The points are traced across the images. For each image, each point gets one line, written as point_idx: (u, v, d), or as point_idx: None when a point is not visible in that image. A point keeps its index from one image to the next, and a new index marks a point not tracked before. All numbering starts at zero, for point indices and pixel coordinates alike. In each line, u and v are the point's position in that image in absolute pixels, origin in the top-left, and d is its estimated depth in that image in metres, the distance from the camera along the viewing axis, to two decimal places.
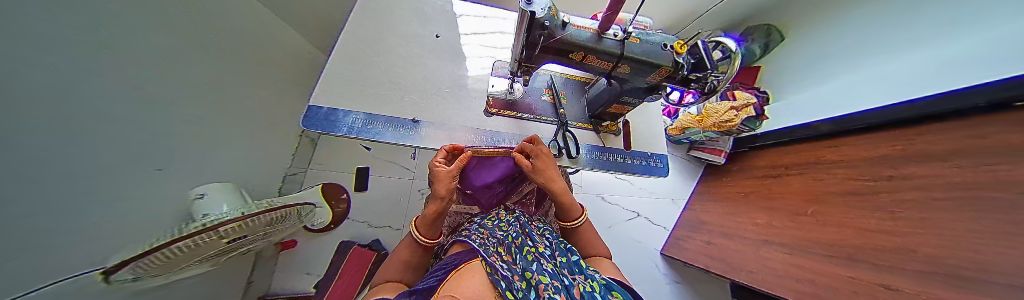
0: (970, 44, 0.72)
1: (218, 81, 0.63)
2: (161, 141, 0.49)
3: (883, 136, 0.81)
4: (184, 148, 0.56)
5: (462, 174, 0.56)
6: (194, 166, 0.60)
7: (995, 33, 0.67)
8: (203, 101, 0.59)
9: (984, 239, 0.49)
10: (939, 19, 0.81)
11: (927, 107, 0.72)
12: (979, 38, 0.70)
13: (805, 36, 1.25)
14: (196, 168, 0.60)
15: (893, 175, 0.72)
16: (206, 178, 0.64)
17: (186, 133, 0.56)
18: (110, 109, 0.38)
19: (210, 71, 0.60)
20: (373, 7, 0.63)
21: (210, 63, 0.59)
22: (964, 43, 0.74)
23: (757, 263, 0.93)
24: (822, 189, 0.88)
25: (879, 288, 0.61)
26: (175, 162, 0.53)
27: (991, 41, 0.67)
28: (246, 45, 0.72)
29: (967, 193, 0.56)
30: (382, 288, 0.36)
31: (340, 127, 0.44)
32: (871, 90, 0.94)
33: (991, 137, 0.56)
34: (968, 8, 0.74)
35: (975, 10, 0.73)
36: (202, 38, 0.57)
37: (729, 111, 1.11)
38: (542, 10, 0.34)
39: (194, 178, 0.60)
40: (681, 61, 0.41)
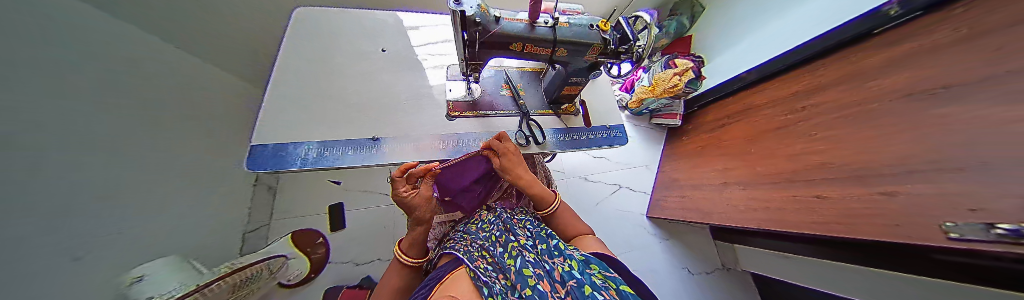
0: None
1: (136, 141, 0.54)
2: (89, 216, 0.43)
3: (796, 74, 0.96)
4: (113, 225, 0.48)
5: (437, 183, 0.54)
6: (127, 243, 0.51)
7: None
8: (123, 167, 0.51)
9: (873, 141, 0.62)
10: None
11: (831, 41, 0.85)
12: None
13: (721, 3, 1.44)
14: (133, 241, 0.52)
15: (804, 106, 0.86)
16: (144, 254, 0.54)
17: (109, 207, 0.47)
18: (40, 187, 0.34)
19: (134, 128, 0.53)
20: (310, 29, 0.59)
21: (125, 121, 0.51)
22: None
23: (724, 204, 1.05)
24: (756, 129, 1.03)
25: (814, 199, 0.74)
26: (104, 245, 0.45)
27: None
28: (169, 95, 0.63)
29: (856, 108, 0.70)
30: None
31: (294, 161, 0.42)
32: (783, 37, 1.10)
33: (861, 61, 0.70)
34: None
35: None
36: (122, 95, 0.51)
37: (674, 77, 1.23)
38: (471, 7, 0.35)
39: (130, 257, 0.51)
40: (608, 37, 0.45)
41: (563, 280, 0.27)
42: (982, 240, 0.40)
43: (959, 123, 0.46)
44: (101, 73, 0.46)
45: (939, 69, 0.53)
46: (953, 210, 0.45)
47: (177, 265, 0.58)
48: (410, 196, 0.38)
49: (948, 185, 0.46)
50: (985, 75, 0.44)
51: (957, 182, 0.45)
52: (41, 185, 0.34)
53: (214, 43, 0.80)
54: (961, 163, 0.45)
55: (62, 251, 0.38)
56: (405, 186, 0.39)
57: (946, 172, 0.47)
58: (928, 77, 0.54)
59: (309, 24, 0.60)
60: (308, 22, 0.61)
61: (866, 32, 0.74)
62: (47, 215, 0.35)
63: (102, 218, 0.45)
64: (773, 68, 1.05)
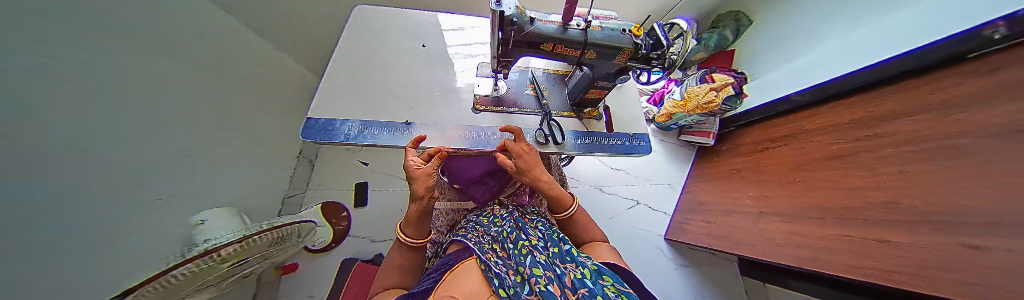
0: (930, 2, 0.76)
1: (206, 106, 0.63)
2: (158, 168, 0.51)
3: (858, 98, 0.85)
4: (180, 174, 0.57)
5: (452, 172, 0.60)
6: (193, 192, 0.60)
7: None
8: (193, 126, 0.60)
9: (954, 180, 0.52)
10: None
11: (898, 65, 0.75)
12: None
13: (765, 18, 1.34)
14: (198, 193, 0.62)
15: (869, 135, 0.75)
16: (205, 204, 0.64)
17: (178, 157, 0.56)
18: (112, 136, 0.40)
19: (202, 98, 0.62)
20: (363, 25, 0.68)
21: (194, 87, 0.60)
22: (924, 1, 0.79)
23: (759, 236, 0.94)
24: (804, 156, 0.93)
25: (872, 242, 0.64)
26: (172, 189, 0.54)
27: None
28: (233, 70, 0.73)
29: (938, 141, 0.59)
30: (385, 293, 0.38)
31: (338, 135, 0.47)
32: (841, 56, 0.98)
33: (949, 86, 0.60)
34: None
35: None
36: (192, 68, 0.60)
37: (710, 92, 1.14)
38: (510, 8, 0.38)
39: (195, 205, 0.61)
40: (639, 42, 0.45)
41: (575, 286, 0.27)
42: None
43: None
44: (165, 38, 0.53)
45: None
46: None
47: (229, 216, 0.68)
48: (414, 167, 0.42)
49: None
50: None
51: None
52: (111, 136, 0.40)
53: (279, 31, 0.93)
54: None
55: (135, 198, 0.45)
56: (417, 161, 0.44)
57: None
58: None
59: (363, 21, 0.69)
60: (362, 19, 0.69)
61: (939, 59, 0.66)
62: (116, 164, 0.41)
63: (168, 171, 0.53)
64: (829, 90, 0.94)
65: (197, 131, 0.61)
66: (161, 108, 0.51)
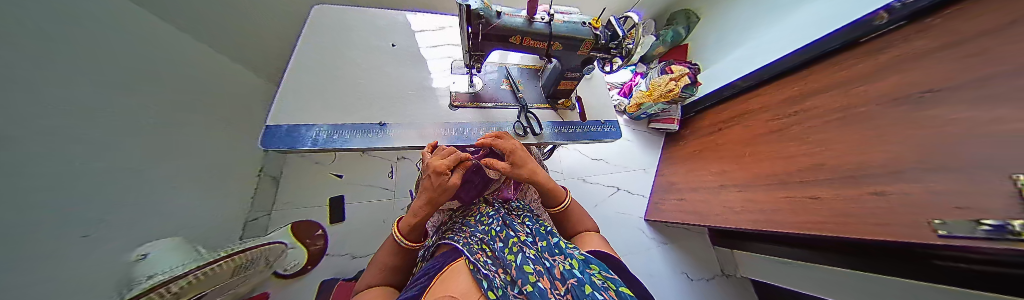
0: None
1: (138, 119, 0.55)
2: (81, 195, 0.43)
3: (789, 81, 0.98)
4: (115, 200, 0.49)
5: None
6: (132, 221, 0.52)
7: None
8: (124, 141, 0.52)
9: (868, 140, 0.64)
10: None
11: (817, 48, 0.88)
12: None
13: (704, 23, 1.55)
14: (137, 222, 0.53)
15: (796, 111, 0.89)
16: (149, 234, 0.55)
17: (110, 181, 0.48)
18: (39, 153, 0.35)
19: (136, 111, 0.54)
20: (323, 26, 0.64)
21: (121, 95, 0.51)
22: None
23: (721, 206, 1.05)
24: (750, 133, 1.06)
25: (808, 200, 0.75)
26: (107, 218, 0.46)
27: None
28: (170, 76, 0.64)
29: (847, 111, 0.72)
30: (371, 293, 0.39)
31: (305, 141, 0.44)
32: (770, 47, 1.14)
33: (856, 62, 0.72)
34: None
35: None
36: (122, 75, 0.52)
37: (670, 82, 1.26)
38: (476, 3, 0.40)
39: (135, 236, 0.53)
40: (598, 33, 0.49)
41: (564, 278, 0.29)
42: (971, 238, 0.41)
43: (954, 123, 0.48)
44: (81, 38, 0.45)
45: (936, 73, 0.54)
46: (941, 208, 0.47)
47: (176, 247, 0.60)
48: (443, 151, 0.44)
49: (938, 184, 0.48)
50: (991, 75, 0.44)
51: (953, 181, 0.46)
52: (36, 156, 0.34)
53: (214, 29, 0.82)
54: (959, 163, 0.45)
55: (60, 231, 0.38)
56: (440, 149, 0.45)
57: (940, 171, 0.48)
58: (927, 79, 0.55)
59: (324, 22, 0.65)
60: (323, 19, 0.65)
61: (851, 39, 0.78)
62: (39, 189, 0.35)
63: (100, 197, 0.46)
64: (765, 75, 1.08)
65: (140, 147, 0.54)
66: (88, 122, 0.44)
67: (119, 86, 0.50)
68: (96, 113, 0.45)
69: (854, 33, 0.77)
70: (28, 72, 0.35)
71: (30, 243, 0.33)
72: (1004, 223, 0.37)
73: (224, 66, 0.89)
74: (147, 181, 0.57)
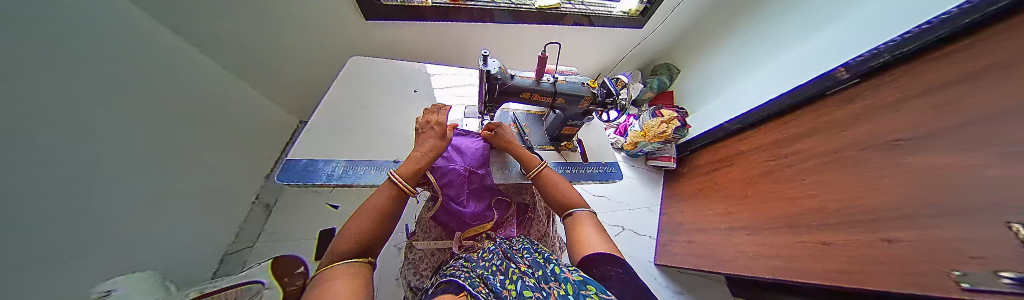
0: (809, 53, 1.03)
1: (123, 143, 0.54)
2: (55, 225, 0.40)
3: (772, 125, 1.05)
4: (80, 230, 0.45)
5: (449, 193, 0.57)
6: (103, 254, 0.48)
7: (828, 44, 0.97)
8: (105, 167, 0.49)
9: (868, 187, 0.66)
10: (771, 45, 1.20)
11: (797, 96, 0.96)
12: (815, 50, 1.01)
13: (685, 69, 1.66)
14: (103, 259, 0.48)
15: (790, 153, 0.93)
16: (118, 269, 0.51)
17: (82, 210, 0.45)
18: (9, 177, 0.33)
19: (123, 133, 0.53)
20: (353, 73, 0.73)
21: (112, 118, 0.51)
22: (803, 54, 1.05)
23: (734, 251, 1.01)
24: (747, 173, 1.09)
25: (822, 246, 0.73)
26: (63, 253, 0.42)
27: (824, 50, 0.97)
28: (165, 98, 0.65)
29: (835, 155, 0.77)
30: (338, 276, 0.30)
31: (318, 176, 0.47)
32: (752, 94, 1.22)
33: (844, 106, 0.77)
34: (795, 34, 1.10)
35: (800, 34, 1.09)
36: (123, 98, 0.53)
37: (662, 124, 1.35)
38: (494, 68, 0.48)
39: (109, 271, 0.48)
40: (595, 91, 0.56)
41: None
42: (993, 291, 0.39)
43: (950, 168, 0.49)
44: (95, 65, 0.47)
45: (910, 125, 0.59)
46: (965, 257, 0.45)
47: (140, 285, 0.52)
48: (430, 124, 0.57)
49: (953, 232, 0.48)
50: (965, 125, 0.48)
51: (969, 229, 0.45)
52: (3, 190, 0.32)
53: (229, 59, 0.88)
54: (971, 210, 0.45)
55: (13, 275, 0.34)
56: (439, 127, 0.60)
57: (955, 218, 0.48)
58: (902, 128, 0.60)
59: (354, 70, 0.74)
60: (354, 67, 0.75)
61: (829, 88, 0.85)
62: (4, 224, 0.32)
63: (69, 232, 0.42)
64: (752, 118, 1.14)
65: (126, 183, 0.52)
66: (68, 146, 0.42)
67: (111, 121, 0.50)
68: (72, 140, 0.43)
69: (826, 84, 0.85)
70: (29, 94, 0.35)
71: None
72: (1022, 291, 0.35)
73: (240, 98, 0.94)
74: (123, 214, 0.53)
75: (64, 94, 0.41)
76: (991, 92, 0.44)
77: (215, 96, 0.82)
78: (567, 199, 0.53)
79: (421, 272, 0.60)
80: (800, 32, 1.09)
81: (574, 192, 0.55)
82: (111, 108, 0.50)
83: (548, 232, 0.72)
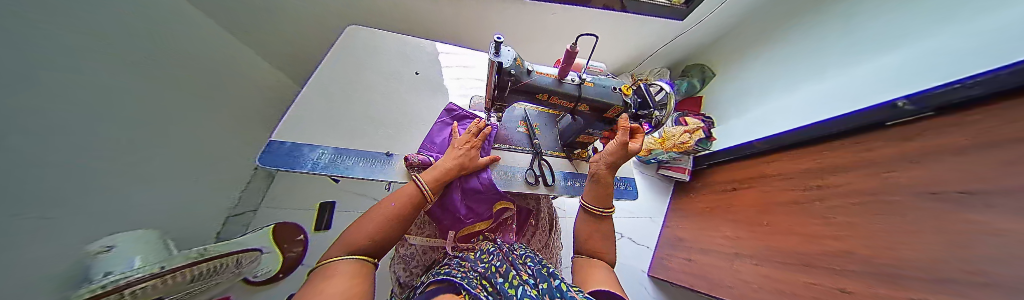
0: (870, 74, 0.84)
1: (139, 104, 0.53)
2: (75, 183, 0.41)
3: (804, 151, 0.94)
4: (105, 185, 0.47)
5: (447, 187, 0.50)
6: (122, 208, 0.50)
7: (898, 64, 0.77)
8: (123, 125, 0.50)
9: (898, 236, 0.59)
10: (831, 56, 0.98)
11: (840, 124, 0.82)
12: (879, 70, 0.82)
13: (722, 69, 1.43)
14: (125, 211, 0.51)
15: (820, 185, 0.83)
16: (134, 223, 0.52)
17: (104, 166, 0.46)
18: (36, 137, 0.33)
19: (137, 93, 0.52)
20: (347, 48, 0.69)
21: (127, 76, 0.50)
22: (864, 73, 0.86)
23: (733, 277, 0.97)
24: (765, 200, 1.01)
25: (836, 291, 0.66)
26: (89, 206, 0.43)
27: (888, 73, 0.79)
28: (179, 60, 0.63)
29: (871, 197, 0.68)
30: (336, 274, 0.28)
31: (303, 163, 0.45)
32: (792, 114, 1.06)
33: (904, 142, 0.65)
34: (863, 45, 0.88)
35: (870, 47, 0.87)
36: (132, 55, 0.51)
37: (684, 133, 1.25)
38: (508, 61, 0.41)
39: (125, 225, 0.50)
40: (628, 101, 0.50)
41: None
42: None
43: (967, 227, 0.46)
44: (99, 17, 0.44)
45: (958, 175, 0.51)
46: None
47: (145, 241, 0.52)
48: (473, 125, 0.52)
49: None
50: (996, 188, 0.44)
51: (973, 294, 0.43)
52: (42, 159, 0.35)
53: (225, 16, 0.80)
54: (975, 276, 0.44)
55: (53, 227, 0.36)
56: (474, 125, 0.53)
57: (959, 280, 0.46)
58: (938, 177, 0.55)
59: (349, 45, 0.70)
60: (351, 43, 0.71)
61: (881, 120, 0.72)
62: (47, 187, 0.35)
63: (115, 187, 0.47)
64: (784, 140, 1.01)
65: (129, 139, 0.51)
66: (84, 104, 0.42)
67: (132, 82, 0.51)
68: (87, 97, 0.42)
69: (880, 115, 0.72)
70: (41, 51, 0.34)
71: (22, 230, 0.32)
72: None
73: (241, 58, 0.89)
74: (148, 171, 0.57)
75: (77, 59, 0.40)
76: None
77: (216, 56, 0.77)
78: (594, 244, 0.46)
79: (411, 268, 0.59)
80: (871, 44, 0.87)
81: (606, 244, 0.47)
82: (121, 62, 0.48)
83: (549, 242, 0.67)
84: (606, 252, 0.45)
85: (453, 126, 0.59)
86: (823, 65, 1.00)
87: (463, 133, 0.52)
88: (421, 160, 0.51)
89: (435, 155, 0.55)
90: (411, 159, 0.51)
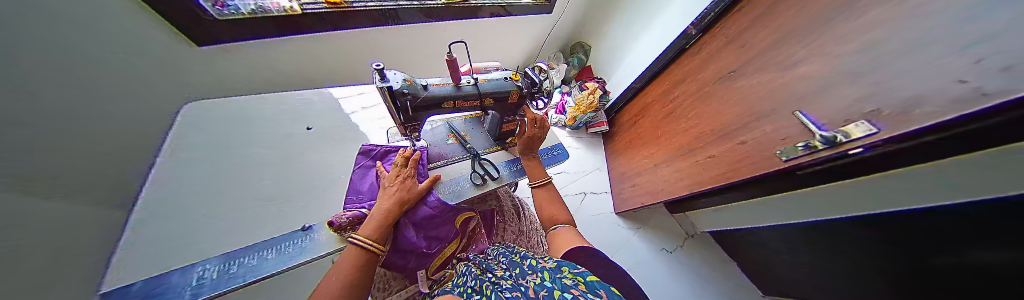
0: (671, 16, 1.24)
1: None
2: None
3: (658, 81, 1.28)
4: None
5: (394, 233, 0.45)
6: None
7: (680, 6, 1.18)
8: None
9: (717, 107, 0.90)
10: (648, 11, 1.39)
11: (670, 52, 1.17)
12: (674, 12, 1.22)
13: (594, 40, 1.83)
14: None
15: (673, 97, 1.16)
16: None
17: None
18: None
19: None
20: (197, 124, 0.57)
21: None
22: (668, 17, 1.26)
23: (660, 181, 1.19)
24: (653, 121, 1.30)
25: (709, 158, 0.92)
26: None
27: (679, 13, 1.19)
28: None
29: (697, 91, 1.01)
30: None
31: (175, 297, 0.36)
32: (643, 56, 1.42)
33: None
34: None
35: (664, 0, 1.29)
36: None
37: (589, 96, 1.55)
38: (397, 82, 0.43)
39: None
40: (519, 83, 0.60)
41: (538, 293, 0.28)
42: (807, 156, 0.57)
43: None
44: None
45: None
46: (780, 139, 0.66)
47: None
48: (397, 157, 0.50)
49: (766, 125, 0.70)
50: None
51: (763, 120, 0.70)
52: None
53: None
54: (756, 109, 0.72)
55: None
56: (399, 158, 0.50)
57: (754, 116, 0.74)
58: None
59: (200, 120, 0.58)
60: (202, 117, 0.59)
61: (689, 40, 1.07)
62: None
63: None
64: (647, 76, 1.35)
65: None
66: None
67: None
68: None
69: (682, 43, 1.10)
70: None
71: None
72: (877, 130, 0.44)
73: None
74: None
75: None
76: None
77: None
78: (552, 215, 0.53)
79: None
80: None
81: (561, 209, 0.55)
82: None
83: (522, 230, 0.72)
84: (562, 215, 0.54)
85: (376, 167, 0.55)
86: (648, 18, 1.40)
87: (391, 169, 0.49)
88: (351, 216, 0.46)
89: (366, 204, 0.51)
90: (338, 220, 0.45)
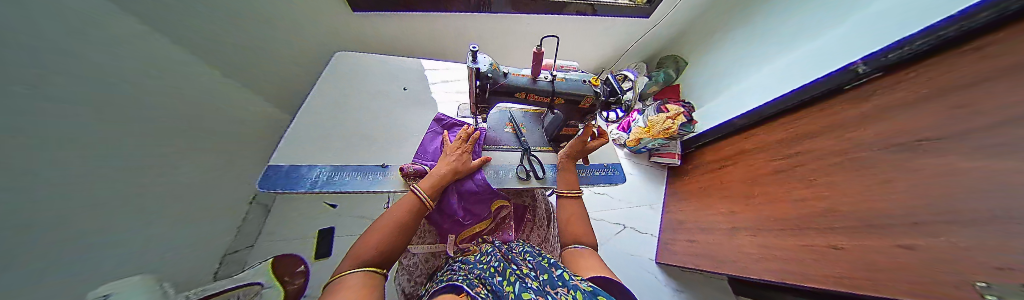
0: (830, 40, 0.90)
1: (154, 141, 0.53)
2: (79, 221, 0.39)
3: (780, 123, 0.95)
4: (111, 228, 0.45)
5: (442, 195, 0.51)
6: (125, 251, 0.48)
7: (847, 32, 0.85)
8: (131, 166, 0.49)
9: (866, 184, 0.62)
10: (784, 35, 1.07)
11: (801, 93, 0.88)
12: (836, 36, 0.89)
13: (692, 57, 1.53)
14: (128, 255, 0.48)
15: (797, 152, 0.84)
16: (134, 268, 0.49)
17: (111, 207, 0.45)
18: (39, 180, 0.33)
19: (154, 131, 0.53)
20: (340, 74, 0.82)
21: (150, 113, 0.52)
22: (826, 39, 0.93)
23: (737, 252, 0.96)
24: (752, 172, 1.02)
25: (829, 249, 0.67)
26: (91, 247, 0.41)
27: (843, 40, 0.86)
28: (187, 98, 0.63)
29: (827, 153, 0.73)
30: (347, 286, 0.29)
31: (302, 183, 0.51)
32: (762, 89, 1.11)
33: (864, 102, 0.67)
34: (811, 19, 0.97)
35: (815, 20, 0.96)
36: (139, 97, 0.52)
37: (667, 120, 1.30)
38: (485, 66, 0.47)
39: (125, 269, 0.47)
40: (598, 90, 0.56)
41: None
42: None
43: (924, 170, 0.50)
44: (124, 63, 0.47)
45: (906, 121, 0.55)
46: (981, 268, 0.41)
47: (150, 287, 0.49)
48: (462, 130, 0.55)
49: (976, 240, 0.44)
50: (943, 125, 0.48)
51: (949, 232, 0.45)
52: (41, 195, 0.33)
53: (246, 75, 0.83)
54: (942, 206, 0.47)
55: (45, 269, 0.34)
56: (463, 131, 0.55)
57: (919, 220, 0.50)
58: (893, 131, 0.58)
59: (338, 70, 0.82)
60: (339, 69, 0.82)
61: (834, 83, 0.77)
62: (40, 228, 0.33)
63: (118, 222, 0.46)
64: (758, 115, 1.05)
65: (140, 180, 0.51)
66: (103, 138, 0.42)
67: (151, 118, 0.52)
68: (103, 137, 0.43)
69: (825, 85, 0.79)
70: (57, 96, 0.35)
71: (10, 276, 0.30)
72: None
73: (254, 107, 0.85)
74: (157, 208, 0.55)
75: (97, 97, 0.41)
76: (978, 86, 0.44)
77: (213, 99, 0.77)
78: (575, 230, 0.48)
79: (415, 278, 0.59)
80: (815, 17, 0.96)
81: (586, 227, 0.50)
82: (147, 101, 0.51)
83: (547, 236, 0.70)
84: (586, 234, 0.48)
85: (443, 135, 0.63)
86: (786, 39, 1.07)
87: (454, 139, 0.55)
88: (417, 169, 0.55)
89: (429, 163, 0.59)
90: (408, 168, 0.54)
